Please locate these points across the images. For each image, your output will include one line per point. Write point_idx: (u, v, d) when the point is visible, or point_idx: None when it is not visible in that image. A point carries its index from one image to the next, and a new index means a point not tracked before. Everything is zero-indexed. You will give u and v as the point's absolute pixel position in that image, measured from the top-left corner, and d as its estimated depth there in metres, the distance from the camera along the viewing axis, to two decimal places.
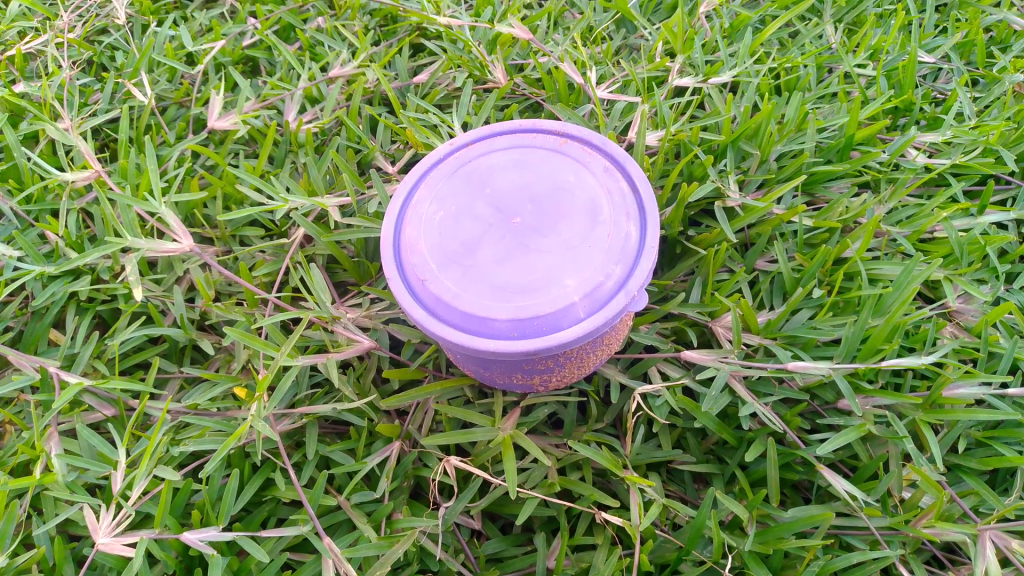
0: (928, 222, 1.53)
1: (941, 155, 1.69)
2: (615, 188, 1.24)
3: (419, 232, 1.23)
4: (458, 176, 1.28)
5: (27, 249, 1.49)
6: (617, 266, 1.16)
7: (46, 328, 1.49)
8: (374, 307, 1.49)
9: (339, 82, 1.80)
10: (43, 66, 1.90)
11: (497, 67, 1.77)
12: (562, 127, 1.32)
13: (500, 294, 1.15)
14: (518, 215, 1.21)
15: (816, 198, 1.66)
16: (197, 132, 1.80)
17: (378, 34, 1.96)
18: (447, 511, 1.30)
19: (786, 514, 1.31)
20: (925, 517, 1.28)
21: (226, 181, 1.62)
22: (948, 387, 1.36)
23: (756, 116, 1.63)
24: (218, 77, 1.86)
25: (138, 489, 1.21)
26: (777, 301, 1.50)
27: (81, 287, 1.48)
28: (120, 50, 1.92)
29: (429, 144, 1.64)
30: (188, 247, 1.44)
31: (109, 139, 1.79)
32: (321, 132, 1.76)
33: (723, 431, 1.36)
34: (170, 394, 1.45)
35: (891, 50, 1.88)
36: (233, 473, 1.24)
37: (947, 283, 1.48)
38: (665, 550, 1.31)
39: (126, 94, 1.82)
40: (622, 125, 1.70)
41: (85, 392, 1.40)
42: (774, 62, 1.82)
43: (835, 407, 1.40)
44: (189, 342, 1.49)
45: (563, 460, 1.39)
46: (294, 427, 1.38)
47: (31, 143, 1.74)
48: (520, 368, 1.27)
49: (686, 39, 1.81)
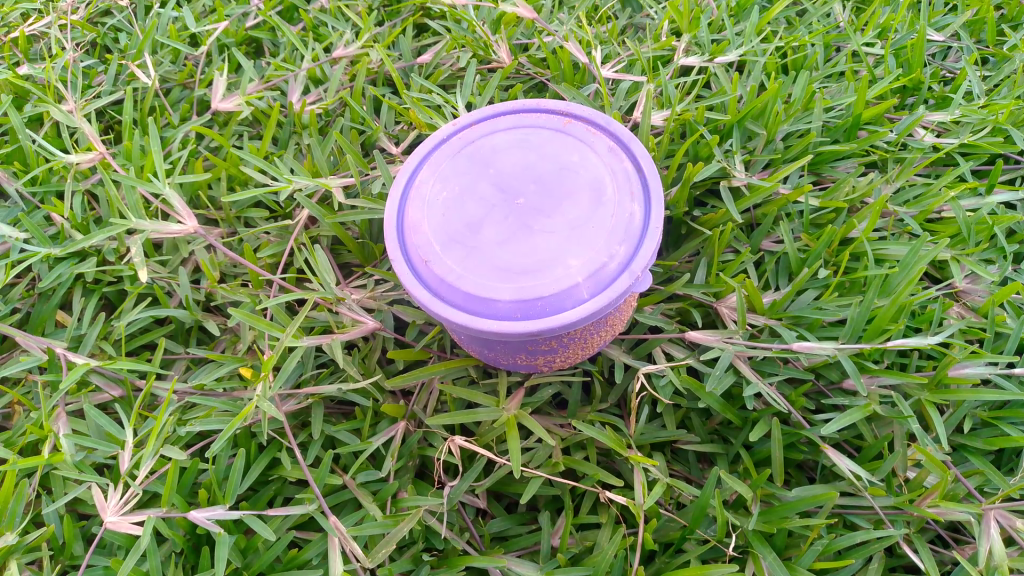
0: (935, 202, 1.52)
1: (949, 134, 1.67)
2: (619, 167, 1.24)
3: (422, 212, 1.23)
4: (461, 156, 1.28)
5: (33, 231, 1.50)
6: (621, 247, 1.16)
7: (52, 310, 1.49)
8: (378, 288, 1.49)
9: (343, 63, 1.79)
10: (47, 47, 1.90)
11: (501, 47, 1.76)
12: (565, 107, 1.32)
13: (503, 275, 1.15)
14: (522, 196, 1.21)
15: (822, 178, 1.65)
16: (200, 114, 1.80)
17: (382, 14, 1.95)
18: (452, 490, 1.30)
19: (790, 493, 1.31)
20: (929, 496, 1.29)
21: (231, 162, 1.62)
22: (954, 367, 1.38)
23: (762, 96, 1.62)
24: (222, 58, 1.86)
25: (144, 467, 1.21)
26: (783, 281, 1.49)
27: (87, 268, 1.48)
28: (124, 32, 1.92)
29: (433, 125, 1.63)
30: (193, 229, 1.44)
31: (113, 120, 1.79)
32: (325, 114, 1.75)
33: (728, 410, 1.35)
34: (177, 374, 1.45)
35: (900, 29, 1.87)
36: (239, 453, 1.25)
37: (953, 263, 1.48)
38: (669, 529, 1.31)
39: (130, 76, 1.82)
40: (627, 105, 1.69)
41: (92, 373, 1.41)
42: (780, 41, 1.80)
43: (841, 387, 1.39)
44: (195, 324, 1.49)
45: (568, 440, 1.39)
46: (299, 408, 1.38)
47: (36, 124, 1.74)
48: (524, 349, 1.27)
49: (692, 18, 1.80)
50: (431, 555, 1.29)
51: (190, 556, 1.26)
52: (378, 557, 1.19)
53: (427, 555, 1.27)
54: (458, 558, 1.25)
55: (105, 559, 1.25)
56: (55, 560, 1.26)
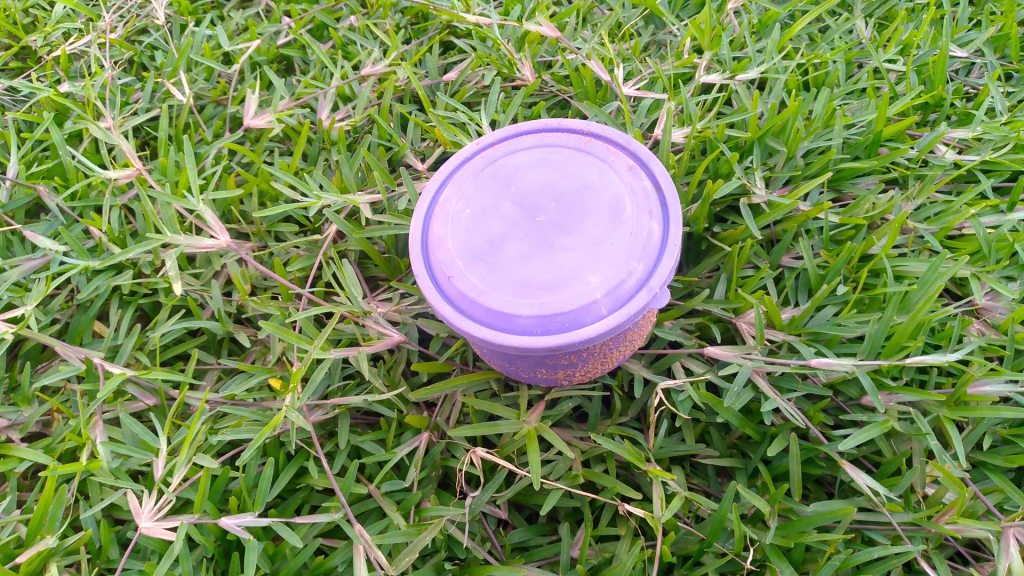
0: (955, 219, 1.53)
1: (971, 151, 1.68)
2: (639, 186, 1.27)
3: (446, 229, 1.28)
4: (484, 174, 1.32)
5: (72, 245, 1.56)
6: (639, 263, 1.19)
7: (90, 320, 1.55)
8: (403, 302, 1.51)
9: (371, 81, 1.84)
10: (87, 65, 1.96)
11: (525, 65, 1.79)
12: (586, 126, 1.36)
13: (524, 291, 1.19)
14: (543, 214, 1.25)
15: (843, 195, 1.66)
16: (233, 130, 1.84)
17: (409, 33, 2.01)
18: (474, 500, 1.33)
19: (808, 508, 1.33)
20: (947, 513, 1.30)
21: (261, 178, 1.67)
22: (972, 385, 1.38)
23: (783, 113, 1.64)
24: (254, 76, 1.92)
25: (178, 475, 1.25)
26: (802, 298, 1.50)
27: (123, 282, 1.53)
28: (160, 50, 1.98)
29: (458, 142, 1.67)
30: (225, 244, 1.47)
31: (148, 136, 1.85)
32: (353, 131, 1.80)
33: (746, 426, 1.37)
34: (209, 384, 1.49)
35: (921, 45, 1.88)
36: (269, 462, 1.28)
37: (974, 280, 1.48)
38: (688, 542, 1.33)
39: (165, 93, 1.88)
40: (648, 122, 1.70)
41: (128, 382, 1.45)
42: (801, 58, 1.82)
43: (859, 404, 1.41)
44: (226, 335, 1.53)
45: (588, 453, 1.41)
46: (326, 418, 1.41)
47: (75, 140, 1.80)
48: (544, 364, 1.30)
49: (714, 37, 1.83)
50: (453, 564, 1.32)
51: (221, 561, 1.30)
52: (401, 565, 1.22)
53: (449, 564, 1.30)
54: (480, 566, 1.29)
55: (140, 562, 1.29)
56: (92, 564, 1.30)
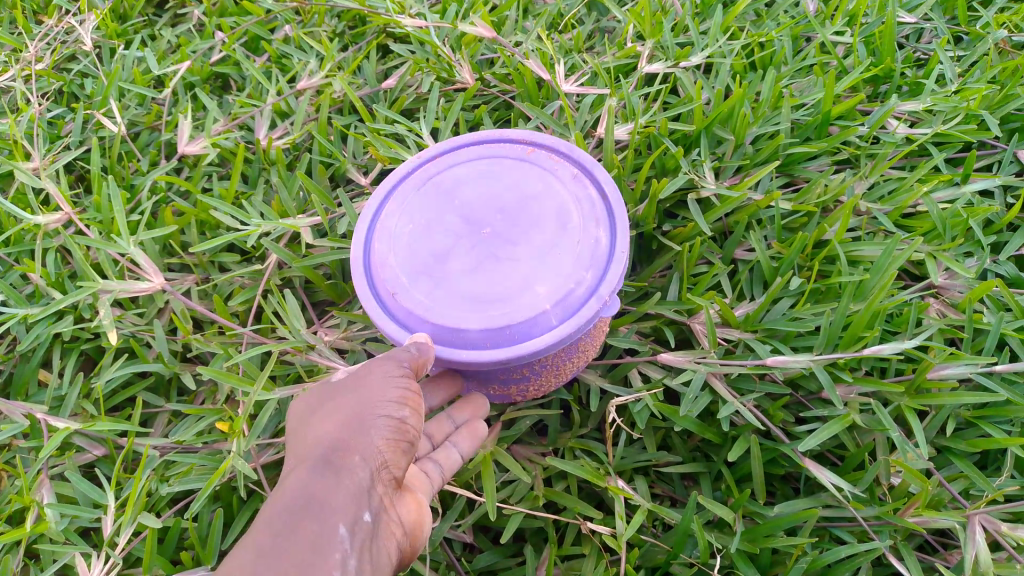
0: (908, 198, 1.49)
1: (923, 123, 1.65)
2: (584, 195, 1.23)
3: (388, 246, 1.22)
4: (426, 190, 1.27)
5: (8, 294, 1.51)
6: (588, 272, 1.15)
7: (34, 370, 1.50)
8: (352, 328, 1.48)
9: (308, 95, 1.78)
10: (15, 99, 1.90)
11: (463, 67, 1.75)
12: (529, 137, 1.32)
13: (472, 305, 1.14)
14: (488, 226, 1.20)
15: (795, 179, 1.62)
16: (170, 157, 1.79)
17: (346, 39, 1.95)
18: (434, 531, 1.31)
19: (773, 510, 1.30)
20: (912, 506, 1.27)
21: (200, 208, 1.62)
22: (933, 369, 1.34)
23: (727, 100, 1.59)
24: (189, 97, 1.86)
25: (123, 536, 1.22)
26: (757, 292, 1.47)
27: (64, 328, 1.48)
28: (90, 76, 1.92)
29: (397, 155, 1.62)
30: (161, 285, 1.48)
31: (84, 170, 1.79)
32: (292, 148, 1.75)
33: (706, 431, 1.34)
34: (159, 428, 1.46)
35: (869, 14, 1.84)
36: (218, 512, 1.25)
37: (930, 261, 1.45)
38: (654, 554, 1.31)
39: (98, 123, 1.82)
40: (592, 119, 1.66)
41: (75, 435, 1.41)
42: (746, 38, 1.78)
43: (819, 397, 1.38)
44: (174, 375, 1.49)
45: (548, 470, 1.39)
46: (279, 456, 1.38)
47: (8, 180, 1.74)
48: (497, 379, 1.26)
49: (655, 23, 1.78)
50: None
51: None
52: None
53: None
54: None
55: None
56: None
